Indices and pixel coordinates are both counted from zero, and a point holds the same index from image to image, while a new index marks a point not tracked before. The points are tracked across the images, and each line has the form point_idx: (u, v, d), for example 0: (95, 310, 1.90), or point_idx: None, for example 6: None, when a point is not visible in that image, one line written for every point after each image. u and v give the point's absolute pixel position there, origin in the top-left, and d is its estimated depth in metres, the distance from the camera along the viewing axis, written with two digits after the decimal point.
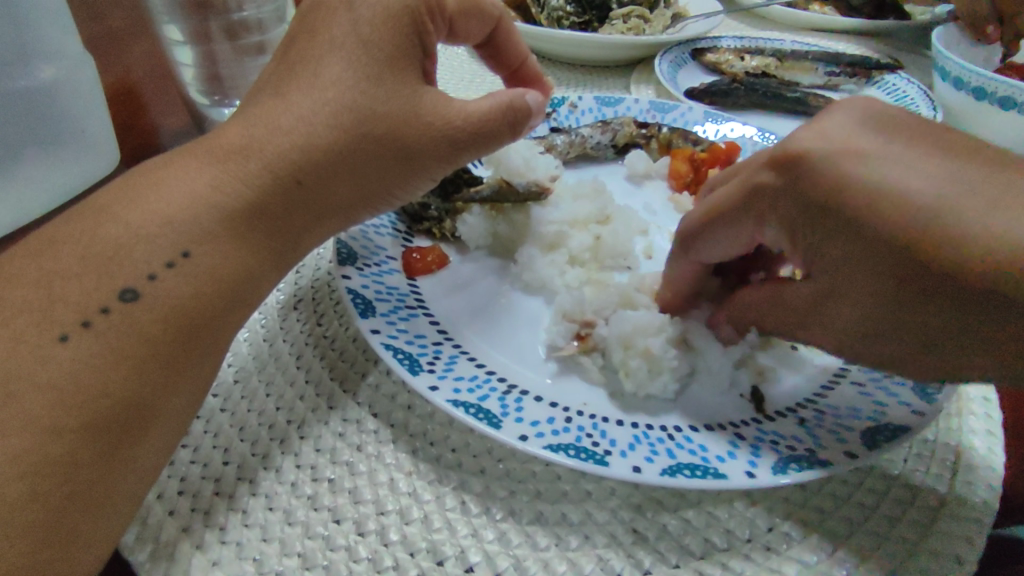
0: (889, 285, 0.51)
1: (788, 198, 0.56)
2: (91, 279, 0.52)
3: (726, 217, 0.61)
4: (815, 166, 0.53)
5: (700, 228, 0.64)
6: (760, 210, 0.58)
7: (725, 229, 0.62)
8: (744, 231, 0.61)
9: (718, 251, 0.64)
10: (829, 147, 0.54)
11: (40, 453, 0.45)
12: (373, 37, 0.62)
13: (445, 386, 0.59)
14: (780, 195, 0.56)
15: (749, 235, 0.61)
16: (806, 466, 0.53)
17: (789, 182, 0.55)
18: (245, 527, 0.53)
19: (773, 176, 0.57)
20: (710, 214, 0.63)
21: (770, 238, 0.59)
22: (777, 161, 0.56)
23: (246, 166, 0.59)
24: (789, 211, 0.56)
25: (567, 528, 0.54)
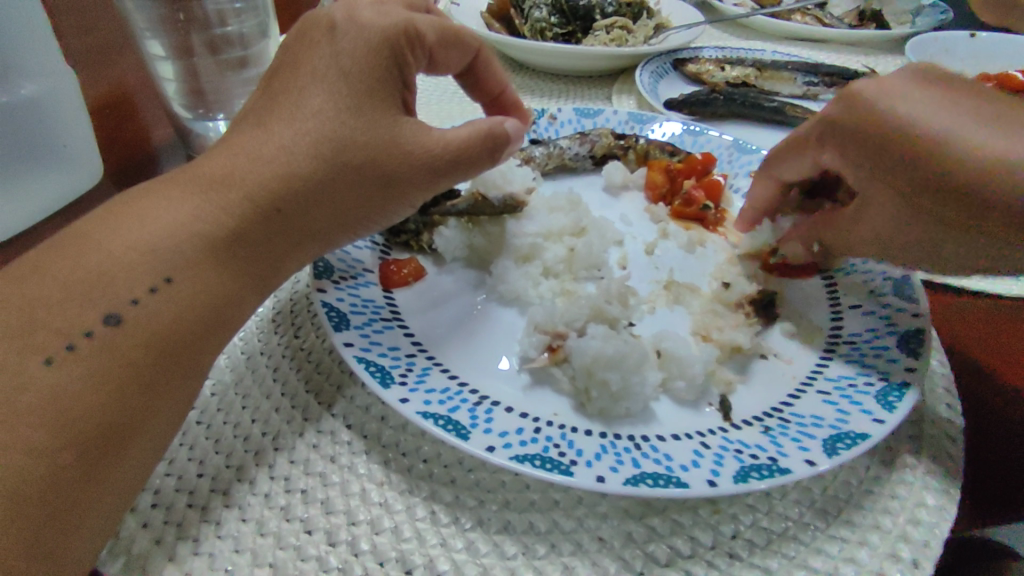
0: (951, 209, 0.64)
1: (880, 160, 0.68)
2: (74, 306, 0.53)
3: (826, 143, 0.74)
4: (861, 111, 0.70)
5: (780, 153, 0.83)
6: (835, 129, 0.73)
7: (798, 154, 0.80)
8: (808, 155, 0.78)
9: (793, 170, 0.82)
10: (904, 115, 0.67)
11: (20, 475, 0.46)
12: (352, 69, 0.64)
13: (416, 398, 0.60)
14: (843, 135, 0.72)
15: (817, 151, 0.77)
16: (767, 474, 0.54)
17: (838, 123, 0.72)
18: (218, 539, 0.54)
19: (839, 112, 0.72)
20: (789, 144, 0.81)
21: (830, 163, 0.75)
22: (831, 122, 0.73)
23: (227, 195, 0.60)
24: (868, 162, 0.70)
25: (534, 536, 0.55)
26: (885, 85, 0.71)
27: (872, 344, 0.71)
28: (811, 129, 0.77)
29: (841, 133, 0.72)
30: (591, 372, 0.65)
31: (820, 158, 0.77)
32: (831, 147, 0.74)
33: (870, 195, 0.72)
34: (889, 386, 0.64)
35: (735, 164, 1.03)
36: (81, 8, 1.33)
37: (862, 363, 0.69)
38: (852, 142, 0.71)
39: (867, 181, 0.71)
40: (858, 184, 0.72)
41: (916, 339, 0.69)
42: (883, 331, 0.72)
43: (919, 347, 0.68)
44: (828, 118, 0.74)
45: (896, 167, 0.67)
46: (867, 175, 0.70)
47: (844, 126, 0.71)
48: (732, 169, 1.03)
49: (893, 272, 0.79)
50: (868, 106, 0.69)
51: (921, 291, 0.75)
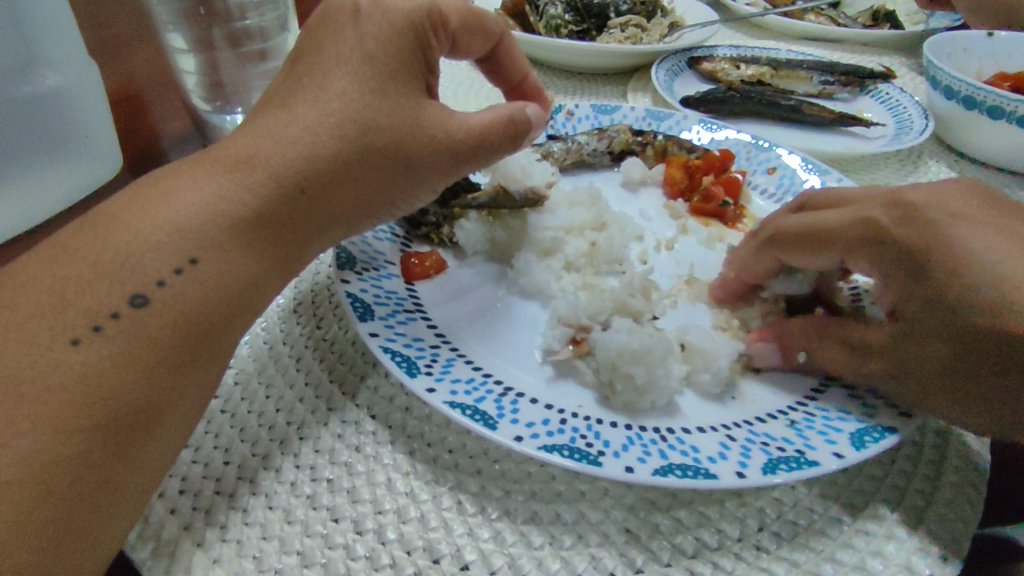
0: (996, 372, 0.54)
1: (905, 283, 0.58)
2: (102, 284, 0.53)
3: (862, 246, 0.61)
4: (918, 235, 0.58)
5: (795, 237, 0.68)
6: (874, 249, 0.60)
7: (816, 249, 0.66)
8: (832, 257, 0.64)
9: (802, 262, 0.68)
10: (959, 250, 0.56)
11: (50, 453, 0.46)
12: (377, 52, 0.63)
13: (443, 388, 0.60)
14: (884, 253, 0.59)
15: (845, 258, 0.63)
16: (795, 466, 0.54)
17: (886, 239, 0.59)
18: (246, 525, 0.54)
19: (890, 222, 0.60)
20: (809, 231, 0.66)
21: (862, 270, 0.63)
22: (873, 233, 0.60)
23: (252, 175, 0.60)
24: (911, 288, 0.57)
25: (561, 527, 0.55)
26: (943, 207, 0.60)
27: None
28: (853, 218, 0.62)
29: (887, 244, 0.59)
30: (615, 365, 0.65)
31: (847, 265, 0.64)
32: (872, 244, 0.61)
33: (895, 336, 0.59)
34: None
35: (753, 160, 1.03)
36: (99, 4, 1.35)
37: None
38: (897, 265, 0.58)
39: (910, 314, 0.57)
40: (894, 307, 0.59)
41: None
42: None
43: None
44: (874, 220, 0.61)
45: (951, 318, 0.55)
46: (904, 305, 0.58)
47: (887, 244, 0.59)
48: (750, 165, 1.03)
49: None
50: (914, 231, 0.58)
51: None
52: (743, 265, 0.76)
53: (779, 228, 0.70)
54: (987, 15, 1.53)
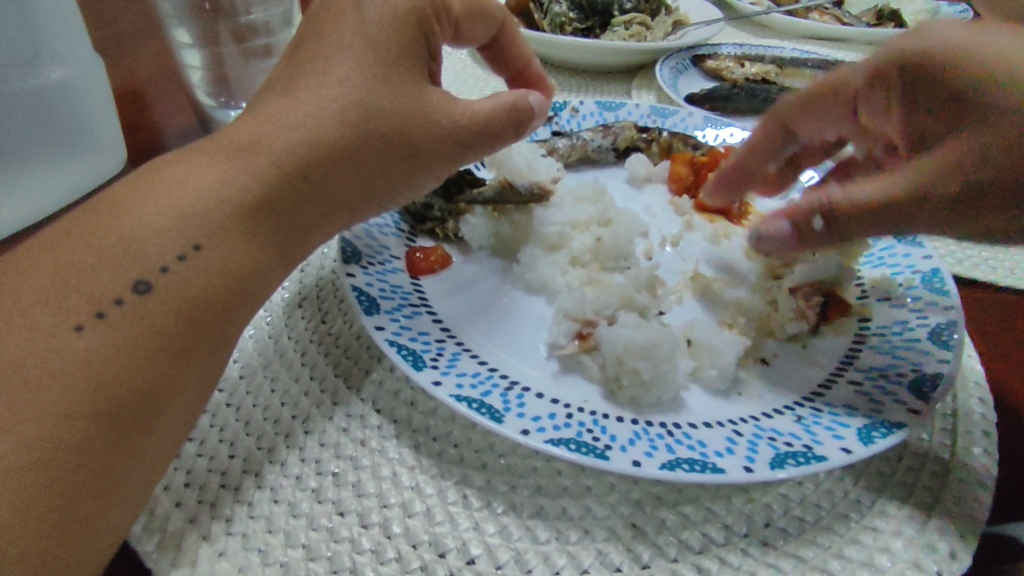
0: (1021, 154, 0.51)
1: (915, 99, 0.58)
2: (104, 271, 0.52)
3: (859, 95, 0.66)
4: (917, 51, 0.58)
5: (802, 104, 0.74)
6: (882, 75, 0.61)
7: (827, 105, 0.71)
8: (852, 109, 0.68)
9: (813, 125, 0.75)
10: (948, 44, 0.56)
11: (54, 440, 0.46)
12: (379, 37, 0.63)
13: (449, 381, 0.60)
14: (895, 75, 0.60)
15: (861, 96, 0.65)
16: (802, 461, 0.54)
17: (899, 58, 0.59)
18: (251, 519, 0.54)
19: (898, 49, 0.60)
20: (802, 103, 0.74)
21: (876, 103, 0.63)
22: (881, 72, 0.61)
23: (255, 162, 0.60)
24: (919, 90, 0.57)
25: (567, 522, 0.55)
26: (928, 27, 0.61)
27: (904, 336, 0.71)
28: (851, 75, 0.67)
29: (888, 74, 0.60)
30: (621, 361, 0.65)
31: (870, 104, 0.64)
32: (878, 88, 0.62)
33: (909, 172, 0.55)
34: (922, 377, 0.64)
35: None
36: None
37: (892, 354, 0.69)
38: (902, 80, 0.59)
39: (923, 123, 0.57)
40: (914, 132, 0.58)
41: (949, 330, 0.69)
42: (913, 323, 0.72)
43: (950, 337, 0.68)
44: (882, 56, 0.62)
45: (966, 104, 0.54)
46: (913, 122, 0.58)
47: (898, 63, 0.59)
48: None
49: (922, 265, 0.79)
50: (908, 41, 0.59)
51: (951, 282, 0.75)
52: (750, 151, 0.81)
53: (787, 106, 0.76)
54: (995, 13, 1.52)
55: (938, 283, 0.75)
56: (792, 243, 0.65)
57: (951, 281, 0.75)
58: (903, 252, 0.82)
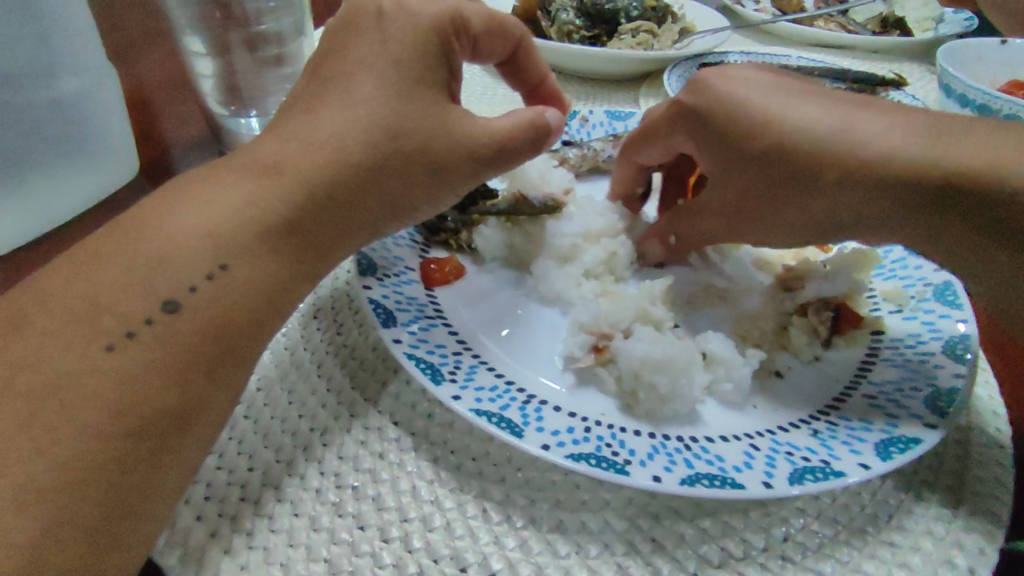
0: (791, 196, 0.68)
1: (728, 148, 0.69)
2: (135, 291, 0.53)
3: (664, 131, 0.77)
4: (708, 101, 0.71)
5: (633, 141, 0.82)
6: (681, 122, 0.74)
7: (648, 143, 0.80)
8: (661, 142, 0.78)
9: (653, 156, 0.82)
10: (761, 99, 0.68)
11: (87, 459, 0.46)
12: (403, 56, 0.64)
13: (468, 396, 0.60)
14: (683, 120, 0.74)
15: (664, 136, 0.77)
16: (821, 476, 0.54)
17: (699, 116, 0.71)
18: (272, 532, 0.54)
19: (688, 99, 0.73)
20: (643, 131, 0.80)
21: (682, 147, 0.76)
22: (697, 115, 0.72)
23: (281, 182, 0.60)
24: (715, 140, 0.70)
25: (586, 536, 0.55)
26: (729, 75, 0.72)
27: (917, 349, 0.71)
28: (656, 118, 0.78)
29: (687, 116, 0.73)
30: (638, 374, 0.65)
31: (673, 144, 0.77)
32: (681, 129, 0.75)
33: (739, 194, 0.71)
34: (937, 391, 0.64)
35: None
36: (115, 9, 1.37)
37: (906, 368, 0.69)
38: (698, 122, 0.72)
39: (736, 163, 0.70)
40: (716, 181, 0.73)
41: (963, 345, 0.69)
42: (926, 337, 0.72)
43: (964, 352, 0.68)
44: (681, 104, 0.74)
45: (778, 164, 0.67)
46: (742, 178, 0.70)
47: (686, 114, 0.73)
48: None
49: (932, 278, 0.80)
50: (725, 89, 0.70)
51: (964, 295, 0.75)
52: (620, 174, 0.90)
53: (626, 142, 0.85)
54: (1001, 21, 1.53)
55: (951, 297, 0.76)
56: (666, 254, 0.85)
57: (963, 295, 0.76)
58: (914, 264, 0.83)
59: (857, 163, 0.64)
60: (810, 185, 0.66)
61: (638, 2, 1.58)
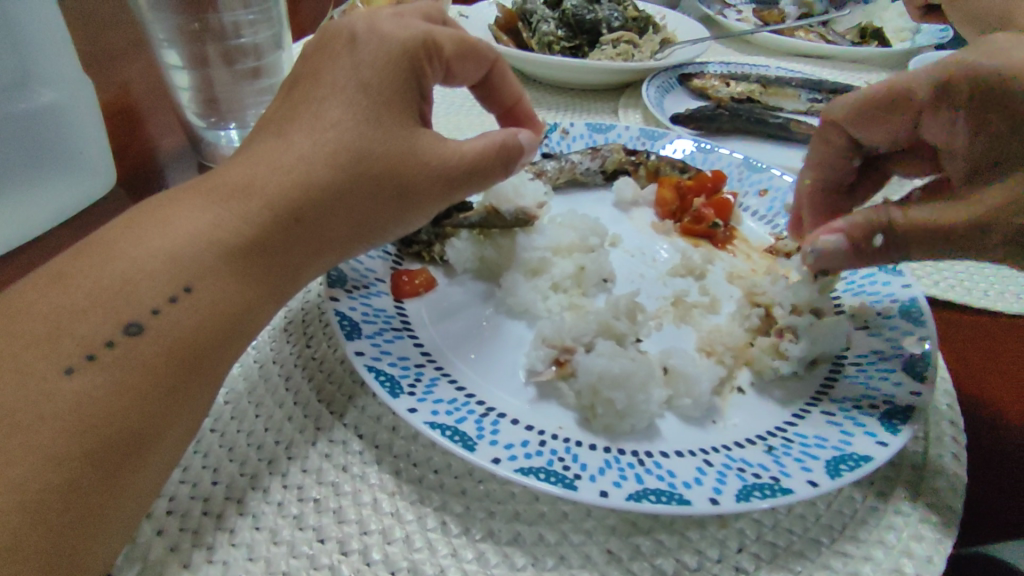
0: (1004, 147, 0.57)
1: (973, 103, 0.58)
2: (97, 314, 0.54)
3: (919, 113, 0.63)
4: (969, 77, 0.57)
5: (855, 110, 0.69)
6: (951, 97, 0.59)
7: (886, 118, 0.66)
8: (907, 116, 0.64)
9: (876, 134, 0.69)
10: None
11: (44, 480, 0.46)
12: (373, 81, 0.65)
13: (424, 408, 0.61)
14: (973, 100, 0.57)
15: (922, 114, 0.62)
16: (769, 493, 0.55)
17: (964, 71, 0.58)
18: (232, 546, 0.55)
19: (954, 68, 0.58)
20: (863, 107, 0.68)
21: (937, 129, 0.62)
22: (945, 82, 0.59)
23: (249, 204, 0.61)
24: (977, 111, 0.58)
25: (544, 548, 0.56)
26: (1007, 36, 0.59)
27: (878, 366, 0.72)
28: (900, 77, 0.64)
29: (959, 91, 0.58)
30: (596, 390, 0.66)
31: (923, 126, 0.64)
32: (935, 101, 0.61)
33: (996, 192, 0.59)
34: (894, 409, 0.65)
35: (745, 182, 1.04)
36: (98, 25, 1.39)
37: (865, 384, 0.70)
38: (977, 94, 0.57)
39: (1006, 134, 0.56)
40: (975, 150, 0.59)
41: (922, 361, 0.70)
42: (889, 354, 0.73)
43: (924, 369, 0.69)
44: (938, 68, 0.60)
45: (1020, 116, 0.55)
46: (976, 142, 0.59)
47: (968, 81, 0.57)
48: (742, 187, 1.04)
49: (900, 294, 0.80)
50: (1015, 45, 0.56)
51: (929, 312, 0.76)
52: (823, 164, 0.78)
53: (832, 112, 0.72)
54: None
55: (915, 314, 0.77)
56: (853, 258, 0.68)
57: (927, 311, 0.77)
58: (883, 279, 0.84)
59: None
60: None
61: (619, 14, 1.60)
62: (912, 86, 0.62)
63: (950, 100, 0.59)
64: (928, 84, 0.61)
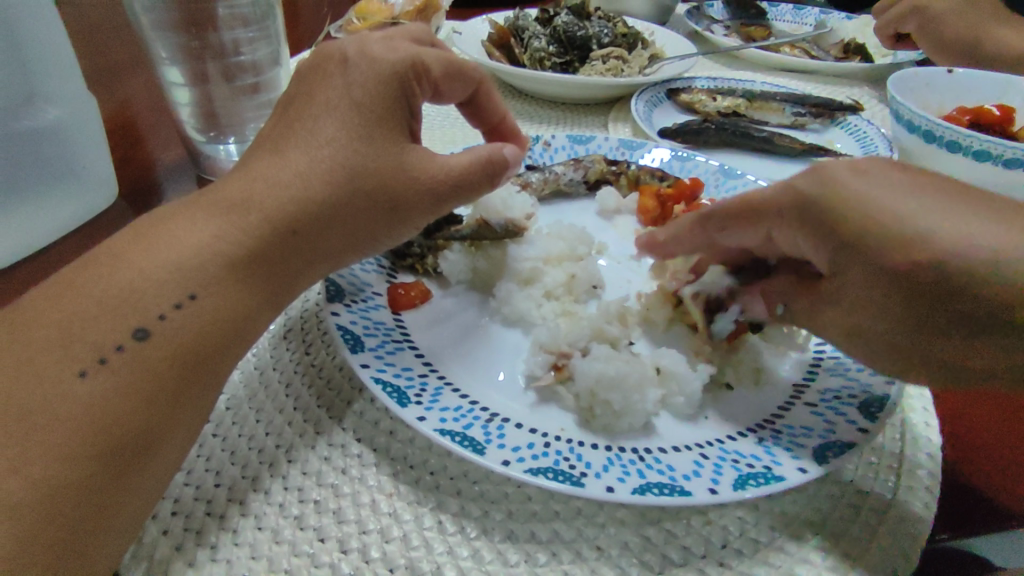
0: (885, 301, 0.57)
1: (831, 239, 0.58)
2: (107, 321, 0.56)
3: (774, 226, 0.64)
4: (824, 210, 0.57)
5: (721, 220, 0.70)
6: (797, 216, 0.61)
7: (749, 223, 0.67)
8: (764, 228, 0.66)
9: (737, 240, 0.71)
10: (850, 180, 0.57)
11: (54, 480, 0.48)
12: (365, 100, 0.68)
13: (432, 417, 0.63)
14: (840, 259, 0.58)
15: (772, 232, 0.65)
16: (763, 482, 0.58)
17: (805, 201, 0.59)
18: (235, 546, 0.57)
19: (809, 187, 0.59)
20: (727, 211, 0.68)
21: (790, 239, 0.63)
22: (795, 200, 0.60)
23: (248, 218, 0.64)
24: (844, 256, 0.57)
25: (536, 545, 0.58)
26: (862, 168, 0.59)
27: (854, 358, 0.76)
28: (768, 190, 0.64)
29: (812, 215, 0.59)
30: (594, 392, 0.69)
31: (773, 230, 0.65)
32: (784, 224, 0.63)
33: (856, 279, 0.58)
34: (871, 397, 0.68)
35: (721, 188, 1.07)
36: (101, 42, 1.43)
37: (846, 377, 0.73)
38: (817, 216, 0.58)
39: (866, 261, 0.56)
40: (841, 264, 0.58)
41: None
42: None
43: None
44: (786, 188, 0.61)
45: (900, 284, 0.54)
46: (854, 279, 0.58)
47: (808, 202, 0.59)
48: (718, 192, 1.08)
49: None
50: (859, 187, 0.57)
51: None
52: (672, 243, 0.78)
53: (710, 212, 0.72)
54: (938, 59, 1.61)
55: None
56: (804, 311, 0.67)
57: None
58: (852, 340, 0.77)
59: (963, 280, 0.52)
60: (922, 298, 0.54)
61: (610, 30, 1.65)
62: (771, 208, 0.63)
63: (800, 217, 0.60)
64: (780, 206, 0.62)
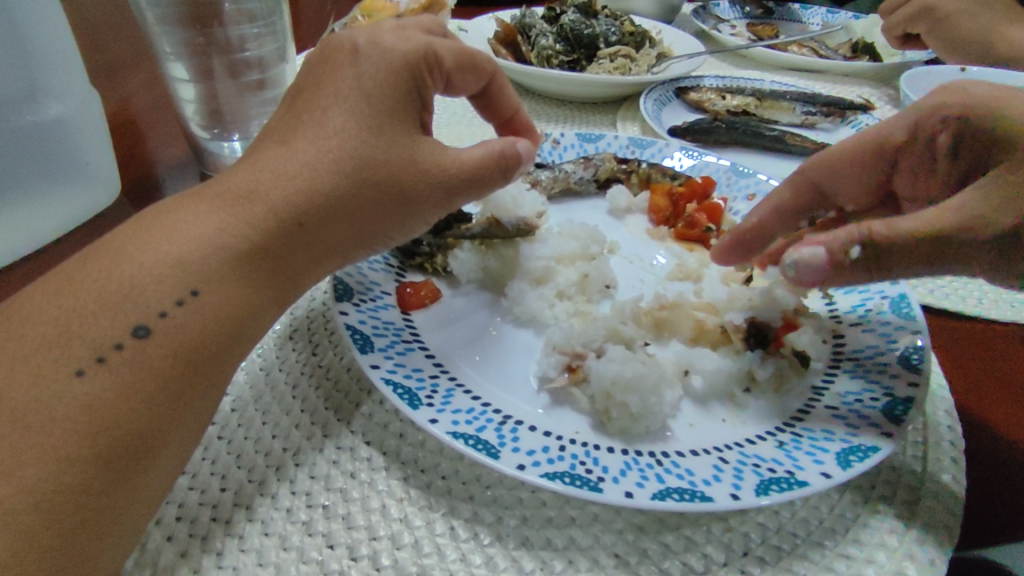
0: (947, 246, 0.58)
1: (961, 144, 0.65)
2: (106, 317, 0.54)
3: (900, 152, 0.72)
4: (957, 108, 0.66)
5: (825, 161, 0.78)
6: (929, 125, 0.68)
7: (856, 167, 0.76)
8: (884, 157, 0.74)
9: (843, 187, 0.78)
10: (981, 101, 0.65)
11: (53, 482, 0.47)
12: (375, 91, 0.66)
13: (445, 418, 0.61)
14: (963, 134, 0.65)
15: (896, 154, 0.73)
16: (786, 487, 0.56)
17: (942, 109, 0.68)
18: (241, 552, 0.55)
19: (953, 109, 0.67)
20: (837, 152, 0.77)
21: (920, 149, 0.70)
22: (933, 112, 0.68)
23: (254, 210, 0.62)
24: (975, 146, 0.64)
25: (552, 552, 0.56)
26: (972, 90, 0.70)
27: (875, 360, 0.74)
28: (883, 127, 0.74)
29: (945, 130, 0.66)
30: (610, 394, 0.67)
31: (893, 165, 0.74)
32: (919, 144, 0.70)
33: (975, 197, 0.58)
34: (894, 401, 0.66)
35: (733, 187, 1.06)
36: (101, 38, 1.41)
37: (867, 379, 0.71)
38: (957, 134, 0.66)
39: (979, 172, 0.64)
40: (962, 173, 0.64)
41: (917, 353, 0.72)
42: (884, 348, 0.75)
43: (919, 361, 0.71)
44: (921, 112, 0.70)
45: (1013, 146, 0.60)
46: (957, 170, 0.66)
47: (946, 115, 0.67)
48: (730, 192, 1.06)
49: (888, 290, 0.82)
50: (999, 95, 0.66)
51: (918, 308, 0.78)
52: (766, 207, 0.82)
53: (817, 161, 0.79)
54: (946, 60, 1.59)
55: (906, 309, 0.79)
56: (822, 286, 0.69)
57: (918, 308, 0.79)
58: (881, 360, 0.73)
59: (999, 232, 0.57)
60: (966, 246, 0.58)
61: (616, 28, 1.64)
62: (892, 141, 0.72)
63: (947, 129, 0.67)
64: (911, 131, 0.70)
